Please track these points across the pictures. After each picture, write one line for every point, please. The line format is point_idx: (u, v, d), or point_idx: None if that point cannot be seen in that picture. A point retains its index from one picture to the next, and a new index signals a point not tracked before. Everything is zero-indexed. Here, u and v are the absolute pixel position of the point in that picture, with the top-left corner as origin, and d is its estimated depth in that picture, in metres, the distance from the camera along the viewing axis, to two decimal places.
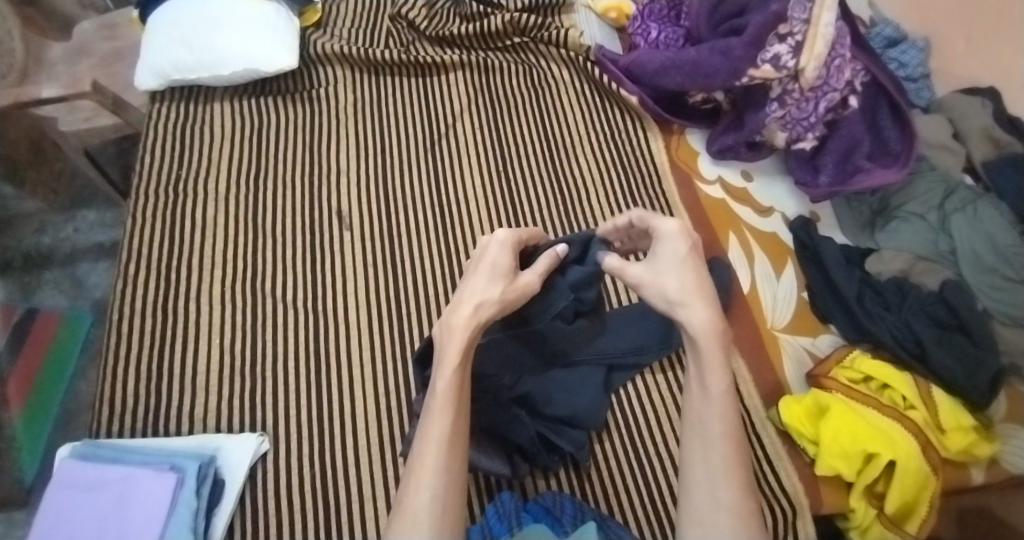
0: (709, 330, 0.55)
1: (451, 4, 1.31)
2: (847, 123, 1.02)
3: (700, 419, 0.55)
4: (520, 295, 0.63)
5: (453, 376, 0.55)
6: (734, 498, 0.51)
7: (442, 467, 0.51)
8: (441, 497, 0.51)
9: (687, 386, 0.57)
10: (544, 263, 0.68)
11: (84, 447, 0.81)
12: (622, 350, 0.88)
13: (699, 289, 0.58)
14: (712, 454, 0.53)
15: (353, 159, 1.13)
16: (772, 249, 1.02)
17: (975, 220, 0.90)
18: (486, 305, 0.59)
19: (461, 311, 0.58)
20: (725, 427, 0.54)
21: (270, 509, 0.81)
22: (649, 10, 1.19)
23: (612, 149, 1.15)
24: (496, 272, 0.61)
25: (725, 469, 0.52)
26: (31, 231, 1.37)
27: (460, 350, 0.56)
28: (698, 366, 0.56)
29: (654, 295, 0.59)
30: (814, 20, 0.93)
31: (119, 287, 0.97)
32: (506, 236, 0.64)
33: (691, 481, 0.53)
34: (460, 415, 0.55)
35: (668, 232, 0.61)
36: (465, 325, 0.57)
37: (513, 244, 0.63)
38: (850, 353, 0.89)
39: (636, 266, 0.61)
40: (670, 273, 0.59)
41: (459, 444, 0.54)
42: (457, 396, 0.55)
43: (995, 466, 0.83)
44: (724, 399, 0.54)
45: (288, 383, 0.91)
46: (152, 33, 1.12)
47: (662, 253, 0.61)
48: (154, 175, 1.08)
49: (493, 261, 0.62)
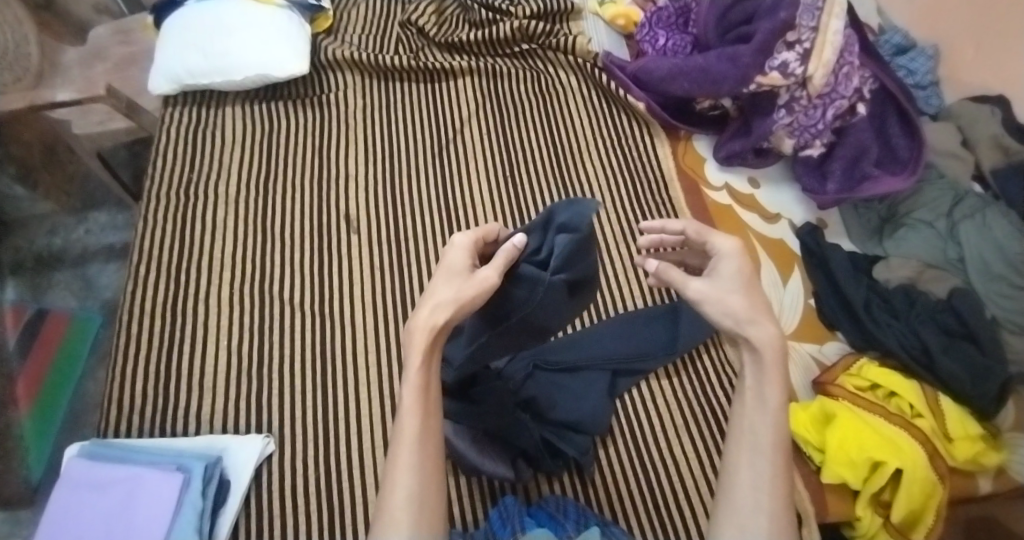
0: (773, 347, 0.54)
1: (461, 10, 1.33)
2: (855, 130, 1.01)
3: (752, 426, 0.54)
4: (480, 295, 0.57)
5: (418, 376, 0.54)
6: (777, 505, 0.51)
7: (416, 466, 0.52)
8: (417, 495, 0.51)
9: (740, 392, 0.56)
10: (502, 255, 0.60)
11: (93, 446, 0.82)
12: (627, 355, 0.89)
13: (763, 306, 0.57)
14: (760, 461, 0.52)
15: (361, 163, 1.14)
16: (779, 255, 1.02)
17: (984, 228, 0.90)
18: (441, 307, 0.55)
19: (417, 315, 0.55)
20: (776, 438, 0.53)
21: (276, 511, 0.82)
22: (657, 16, 1.20)
23: (618, 156, 1.15)
24: (453, 272, 0.58)
25: (772, 477, 0.52)
26: (43, 232, 1.39)
27: (420, 351, 0.54)
28: (756, 374, 0.55)
29: (717, 311, 0.57)
30: (823, 27, 0.94)
31: (130, 287, 0.98)
32: (463, 238, 0.61)
33: (732, 485, 0.53)
34: (430, 412, 0.54)
35: (728, 251, 0.60)
36: (421, 330, 0.54)
37: (470, 247, 0.60)
38: (857, 362, 0.89)
39: (697, 282, 0.58)
40: (735, 292, 0.57)
41: (432, 441, 0.54)
42: (424, 396, 0.54)
43: (1004, 475, 0.82)
44: (780, 413, 0.54)
45: (293, 385, 0.91)
46: (165, 38, 1.14)
47: (723, 270, 0.60)
48: (166, 177, 1.09)
49: (451, 263, 0.59)
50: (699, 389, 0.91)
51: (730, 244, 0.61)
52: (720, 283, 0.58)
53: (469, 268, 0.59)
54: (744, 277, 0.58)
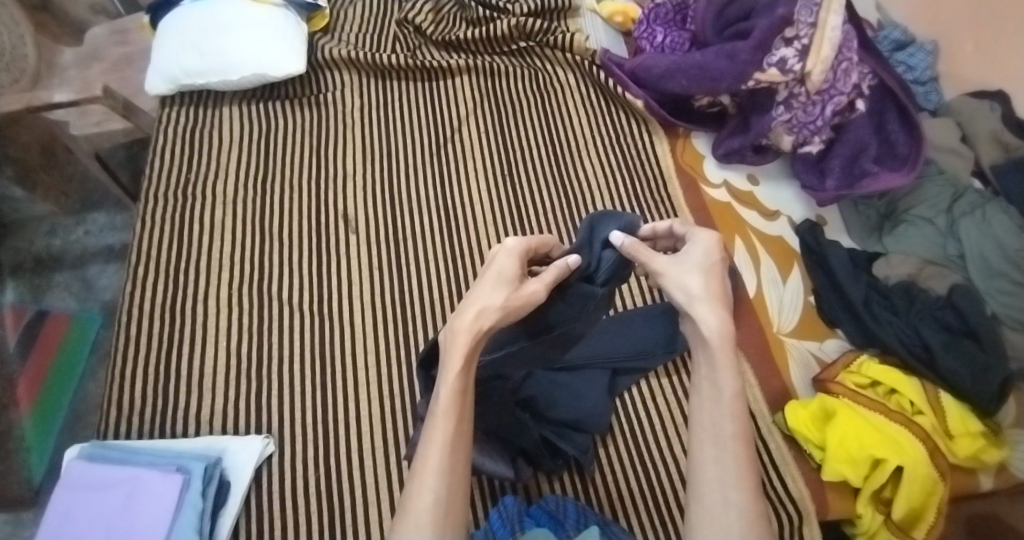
0: (722, 334, 0.54)
1: (457, 9, 1.32)
2: (856, 127, 1.01)
3: (711, 420, 0.53)
4: (525, 306, 0.59)
5: (457, 379, 0.54)
6: (746, 499, 0.49)
7: (445, 470, 0.51)
8: (445, 499, 0.51)
9: (697, 386, 0.56)
10: (551, 272, 0.62)
11: (92, 447, 0.82)
12: (627, 353, 0.88)
13: (720, 294, 0.57)
14: (724, 456, 0.51)
15: (358, 162, 1.13)
16: (779, 253, 1.01)
17: (984, 224, 0.90)
18: (486, 312, 0.56)
19: (462, 316, 0.56)
20: (736, 427, 0.52)
21: (276, 512, 0.81)
22: (656, 13, 1.19)
23: (618, 154, 1.14)
24: (502, 279, 0.59)
25: (737, 470, 0.50)
26: (42, 233, 1.39)
27: (462, 354, 0.55)
28: (708, 365, 0.55)
29: (672, 287, 0.58)
30: (821, 23, 0.94)
31: (129, 288, 0.97)
32: (516, 243, 0.61)
33: (698, 483, 0.51)
34: (464, 418, 0.54)
35: (703, 240, 0.60)
36: (464, 333, 0.55)
37: (521, 254, 0.61)
38: (857, 358, 0.88)
39: (660, 258, 0.60)
40: (695, 274, 0.58)
41: (462, 446, 0.53)
42: (460, 400, 0.54)
43: (1005, 472, 0.82)
44: (735, 402, 0.53)
45: (293, 385, 0.91)
46: (162, 39, 1.14)
47: (692, 255, 0.60)
48: (164, 177, 1.09)
49: (500, 269, 0.59)
50: None
51: (709, 235, 0.61)
52: (683, 263, 0.59)
53: (518, 277, 0.60)
54: (709, 262, 0.59)
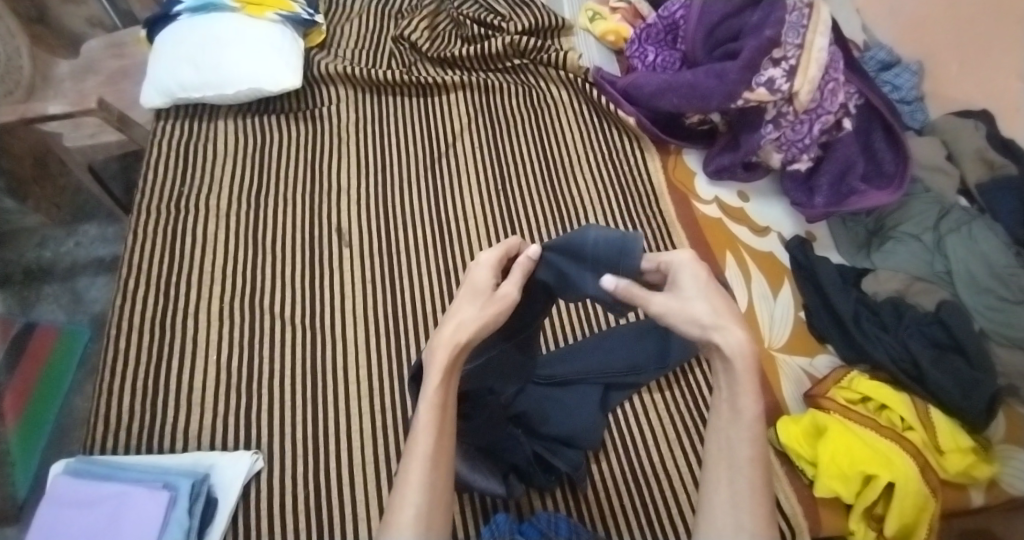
0: (745, 355, 0.53)
1: (452, 26, 1.34)
2: (841, 145, 1.03)
3: (729, 442, 0.53)
4: (502, 313, 0.59)
5: (436, 394, 0.54)
6: (758, 522, 0.49)
7: (426, 486, 0.51)
8: (425, 514, 0.51)
9: (716, 408, 0.55)
10: (518, 270, 0.63)
11: (78, 463, 0.81)
12: (620, 369, 0.87)
13: (729, 311, 0.55)
14: (738, 478, 0.51)
15: (352, 175, 1.14)
16: (769, 268, 1.02)
17: (971, 240, 0.91)
18: (464, 326, 0.56)
19: (441, 331, 0.56)
20: (753, 453, 0.52)
21: (263, 529, 0.81)
22: (647, 33, 1.21)
23: (610, 169, 1.16)
24: (477, 293, 0.60)
25: (751, 496, 0.51)
26: (32, 245, 1.38)
27: (442, 369, 0.55)
28: (728, 388, 0.54)
29: (684, 322, 0.55)
30: (807, 45, 0.96)
31: (118, 301, 0.97)
32: (491, 256, 0.63)
33: (711, 506, 0.51)
34: (444, 431, 0.54)
35: (685, 263, 0.58)
36: (444, 346, 0.55)
37: (496, 266, 0.62)
38: (848, 374, 0.89)
39: (658, 296, 0.56)
40: (698, 299, 0.56)
41: (445, 461, 0.54)
42: (439, 414, 0.54)
43: (996, 488, 0.83)
44: (755, 426, 0.53)
45: (283, 398, 0.91)
46: (157, 52, 1.14)
47: (685, 282, 0.57)
48: (157, 190, 1.09)
49: (474, 283, 0.61)
50: (695, 403, 0.91)
51: (686, 255, 0.59)
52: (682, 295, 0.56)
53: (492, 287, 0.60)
54: (703, 282, 0.57)
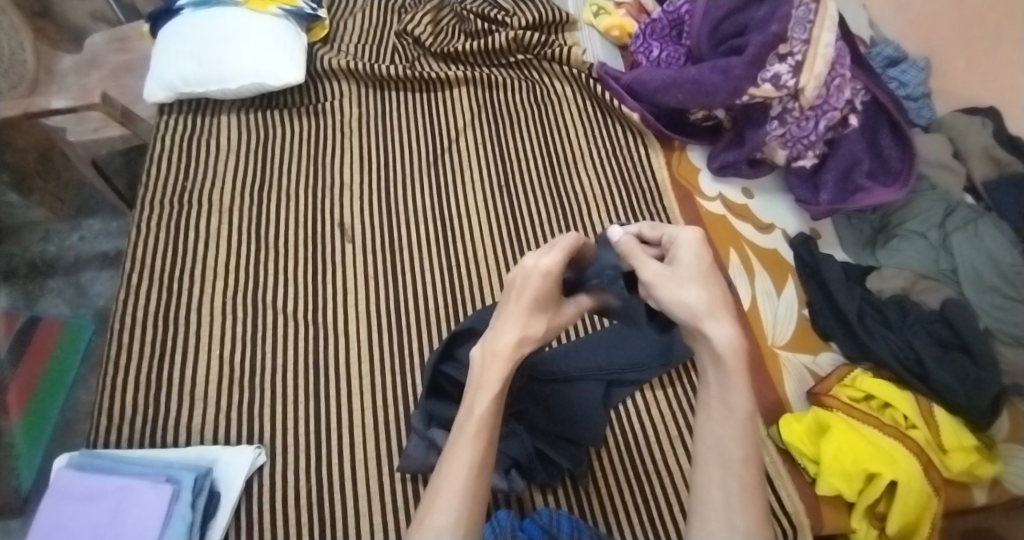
0: (736, 351, 0.52)
1: (456, 21, 1.34)
2: (847, 142, 1.02)
3: (721, 441, 0.52)
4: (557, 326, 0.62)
5: (490, 403, 0.55)
6: (751, 524, 0.49)
7: (469, 494, 0.52)
8: (466, 521, 0.51)
9: (706, 402, 0.54)
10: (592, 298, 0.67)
11: (82, 457, 0.81)
12: (620, 365, 0.86)
13: (722, 302, 0.54)
14: (730, 478, 0.51)
15: (356, 171, 1.14)
16: (772, 266, 1.02)
17: (976, 238, 0.91)
18: (529, 337, 0.58)
19: (503, 339, 0.57)
20: (745, 451, 0.51)
21: (264, 523, 0.81)
22: (652, 28, 1.20)
23: (615, 165, 1.15)
24: (540, 305, 0.59)
25: (742, 495, 0.50)
26: (36, 239, 1.39)
27: (499, 379, 0.56)
28: (720, 383, 0.53)
29: (673, 301, 0.55)
30: (814, 40, 0.95)
31: (121, 295, 0.97)
32: (553, 264, 0.59)
33: (702, 504, 0.51)
34: (491, 442, 0.55)
35: (692, 243, 0.58)
36: (505, 358, 0.56)
37: (556, 274, 0.59)
38: (851, 371, 0.88)
39: (654, 268, 0.58)
40: (693, 282, 0.55)
41: (487, 470, 0.54)
42: (489, 424, 0.55)
43: (999, 487, 0.82)
44: (746, 423, 0.52)
45: (286, 393, 0.91)
46: (160, 47, 1.14)
47: (684, 260, 0.58)
48: (160, 185, 1.09)
49: (537, 293, 0.58)
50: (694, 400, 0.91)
51: (694, 235, 0.59)
52: (677, 274, 0.56)
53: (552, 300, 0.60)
54: (702, 267, 0.56)
